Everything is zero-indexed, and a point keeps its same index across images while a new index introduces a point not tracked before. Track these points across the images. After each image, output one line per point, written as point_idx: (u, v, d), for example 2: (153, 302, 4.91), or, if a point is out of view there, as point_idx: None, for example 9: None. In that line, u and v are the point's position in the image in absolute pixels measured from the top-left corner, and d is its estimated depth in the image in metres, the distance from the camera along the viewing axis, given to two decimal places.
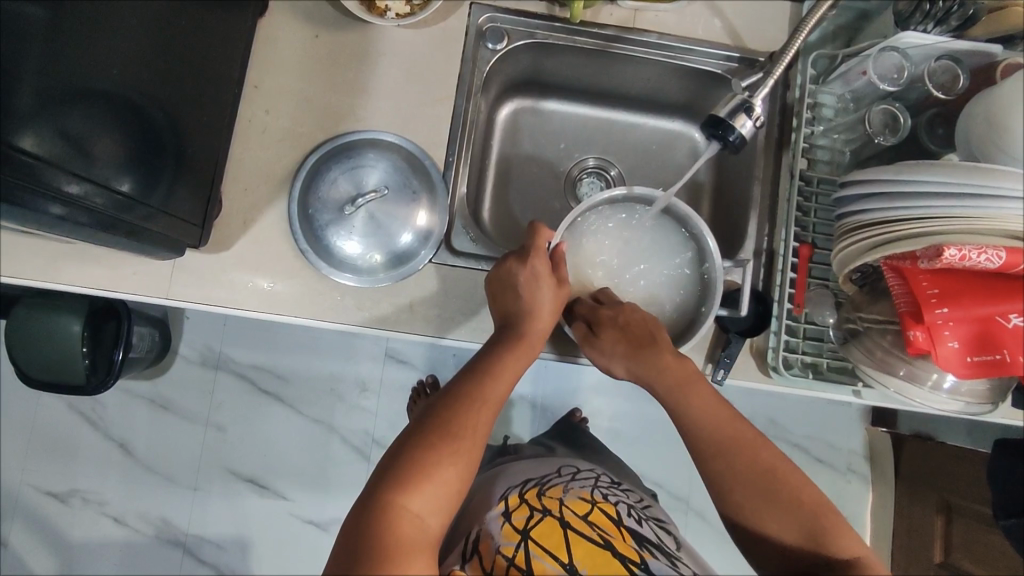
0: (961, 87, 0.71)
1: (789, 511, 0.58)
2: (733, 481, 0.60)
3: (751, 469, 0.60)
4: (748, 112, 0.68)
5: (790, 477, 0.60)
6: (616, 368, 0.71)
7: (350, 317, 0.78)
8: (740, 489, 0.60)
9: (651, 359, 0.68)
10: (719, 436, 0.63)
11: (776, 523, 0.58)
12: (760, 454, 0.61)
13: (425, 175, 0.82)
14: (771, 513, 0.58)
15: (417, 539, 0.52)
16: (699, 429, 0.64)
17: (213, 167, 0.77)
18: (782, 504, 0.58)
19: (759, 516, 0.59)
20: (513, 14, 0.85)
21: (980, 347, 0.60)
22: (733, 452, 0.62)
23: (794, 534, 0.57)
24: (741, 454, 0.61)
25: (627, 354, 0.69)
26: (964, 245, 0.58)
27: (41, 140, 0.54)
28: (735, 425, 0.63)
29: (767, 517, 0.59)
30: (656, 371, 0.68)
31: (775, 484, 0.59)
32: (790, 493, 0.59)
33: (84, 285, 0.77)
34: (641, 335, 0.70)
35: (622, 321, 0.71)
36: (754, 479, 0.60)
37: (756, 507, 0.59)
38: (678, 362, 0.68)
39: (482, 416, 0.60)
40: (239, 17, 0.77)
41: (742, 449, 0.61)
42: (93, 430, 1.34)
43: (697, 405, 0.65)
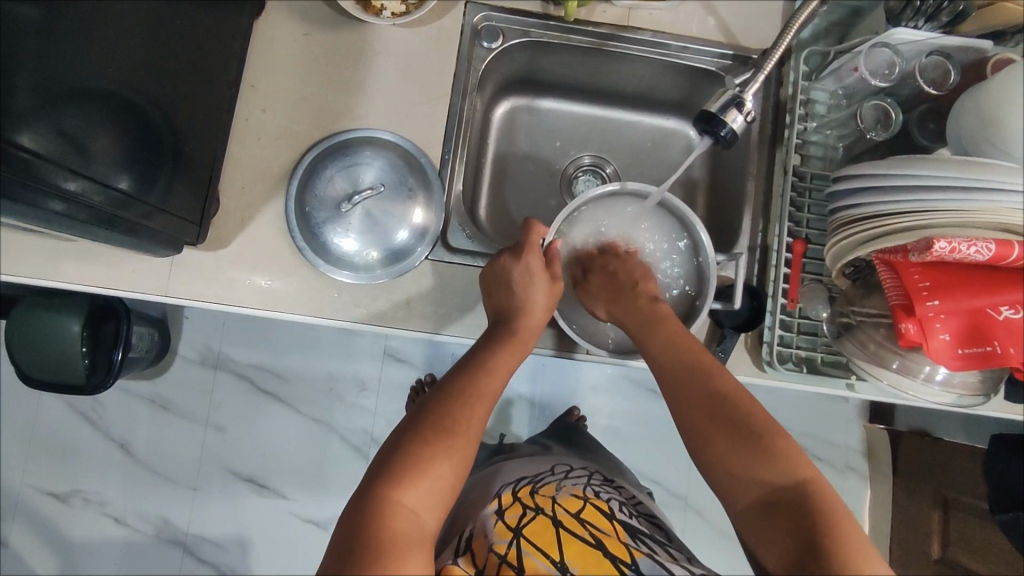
0: (951, 83, 0.72)
1: (732, 429, 0.57)
2: (682, 400, 0.61)
3: (700, 389, 0.60)
4: (739, 107, 0.68)
5: (741, 398, 0.59)
6: (599, 311, 0.77)
7: (347, 313, 0.78)
8: (689, 406, 0.60)
9: (628, 300, 0.73)
10: (677, 360, 0.64)
11: (717, 443, 0.57)
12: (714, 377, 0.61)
13: (421, 173, 0.82)
14: (712, 430, 0.57)
15: (415, 534, 0.52)
16: (659, 356, 0.66)
17: (210, 165, 0.77)
18: (727, 420, 0.57)
19: (705, 433, 0.58)
20: (508, 13, 0.85)
21: (970, 340, 0.61)
22: (685, 374, 0.62)
23: (734, 450, 0.56)
24: (693, 375, 0.62)
25: (606, 297, 0.75)
26: (954, 237, 0.59)
27: (40, 138, 0.54)
28: (693, 351, 0.64)
29: (711, 435, 0.57)
30: (629, 310, 0.72)
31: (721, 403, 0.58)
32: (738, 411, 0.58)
33: (82, 283, 0.77)
34: (625, 283, 0.75)
35: (612, 271, 0.77)
36: (701, 399, 0.60)
37: (702, 425, 0.58)
38: (650, 305, 0.71)
39: (478, 410, 0.60)
40: (236, 16, 0.78)
41: (695, 371, 0.62)
42: (92, 430, 1.34)
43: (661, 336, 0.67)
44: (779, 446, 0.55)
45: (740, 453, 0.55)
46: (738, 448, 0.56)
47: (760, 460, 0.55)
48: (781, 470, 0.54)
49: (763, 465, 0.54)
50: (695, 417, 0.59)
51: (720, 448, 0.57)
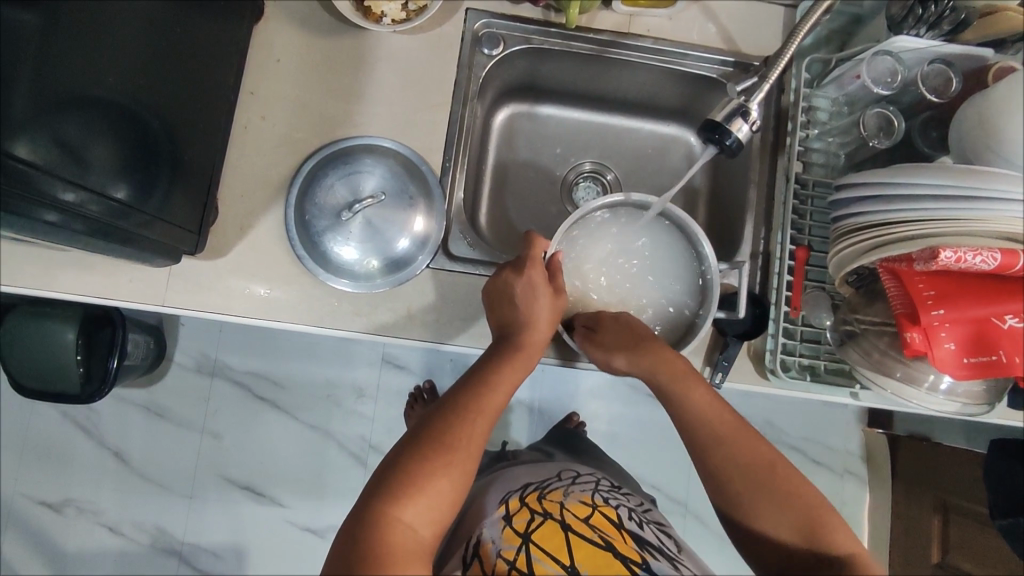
0: (954, 91, 0.72)
1: (781, 508, 0.58)
2: (727, 474, 0.60)
3: (745, 464, 0.60)
4: (744, 116, 0.68)
5: (787, 472, 0.59)
6: (615, 363, 0.69)
7: (347, 323, 0.77)
8: (736, 481, 0.60)
9: (647, 348, 0.68)
10: (717, 431, 0.62)
11: (770, 520, 0.58)
12: (757, 447, 0.61)
13: (423, 181, 0.81)
14: (765, 509, 0.58)
15: (412, 548, 0.51)
16: (696, 421, 0.64)
17: (209, 173, 0.76)
18: (777, 498, 0.58)
19: (755, 510, 0.59)
20: (509, 19, 0.85)
21: (975, 348, 0.61)
22: (727, 448, 0.61)
23: (785, 530, 0.57)
24: (737, 447, 0.61)
25: (626, 346, 0.69)
26: (960, 247, 0.58)
27: (36, 146, 0.54)
28: (731, 418, 0.63)
29: (762, 514, 0.58)
30: (652, 361, 0.67)
31: (769, 481, 0.59)
32: (785, 488, 0.58)
33: (79, 293, 0.76)
34: (642, 334, 0.70)
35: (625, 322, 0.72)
36: (749, 474, 0.60)
37: (752, 502, 0.59)
38: (676, 359, 0.67)
39: (478, 427, 0.59)
40: (235, 23, 0.77)
41: (737, 443, 0.61)
42: (87, 439, 1.32)
43: (693, 398, 0.64)
44: (826, 523, 0.57)
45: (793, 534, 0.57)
46: (790, 529, 0.57)
47: (811, 542, 0.56)
48: (830, 547, 0.55)
49: (815, 545, 0.56)
50: (741, 491, 0.60)
51: (773, 526, 0.58)
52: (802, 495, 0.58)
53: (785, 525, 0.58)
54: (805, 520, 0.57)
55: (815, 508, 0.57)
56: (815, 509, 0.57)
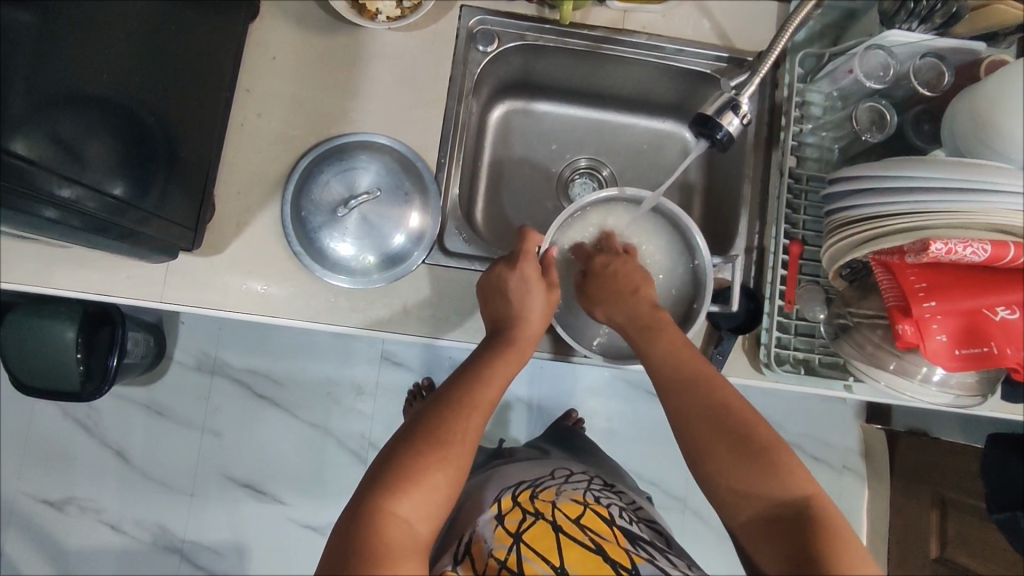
0: (946, 84, 0.72)
1: (737, 446, 0.57)
2: (686, 414, 0.60)
3: (703, 404, 0.60)
4: (734, 110, 0.69)
5: (745, 412, 0.59)
6: (596, 313, 0.75)
7: (343, 319, 0.78)
8: (694, 418, 0.60)
9: (627, 301, 0.71)
10: (681, 375, 0.63)
11: (723, 457, 0.57)
12: (717, 389, 0.61)
13: (418, 176, 0.82)
14: (720, 445, 0.57)
15: (409, 544, 0.52)
16: (662, 366, 0.64)
17: (205, 171, 0.77)
18: (733, 436, 0.57)
19: (709, 447, 0.58)
20: (503, 16, 0.85)
21: (967, 340, 0.61)
22: (691, 388, 0.61)
23: (738, 466, 0.56)
24: (698, 388, 0.61)
25: (607, 297, 0.73)
26: (950, 239, 0.59)
27: (32, 143, 0.54)
28: (697, 363, 0.64)
29: (716, 451, 0.57)
30: (629, 314, 0.70)
31: (727, 420, 0.58)
32: (743, 427, 0.58)
33: (77, 290, 0.77)
34: (627, 283, 0.73)
35: (613, 267, 0.75)
36: (706, 413, 0.59)
37: (710, 441, 0.58)
38: (651, 312, 0.69)
39: (473, 421, 0.60)
40: (230, 21, 0.77)
41: (699, 385, 0.61)
42: (88, 437, 1.33)
43: (662, 345, 0.66)
44: (783, 462, 0.56)
45: (748, 471, 0.56)
46: (744, 466, 0.56)
47: (767, 478, 0.55)
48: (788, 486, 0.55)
49: (774, 484, 0.55)
50: (699, 430, 0.59)
51: (726, 464, 0.57)
52: (762, 434, 0.57)
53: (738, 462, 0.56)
54: (762, 457, 0.56)
55: (771, 447, 0.57)
56: (772, 447, 0.57)
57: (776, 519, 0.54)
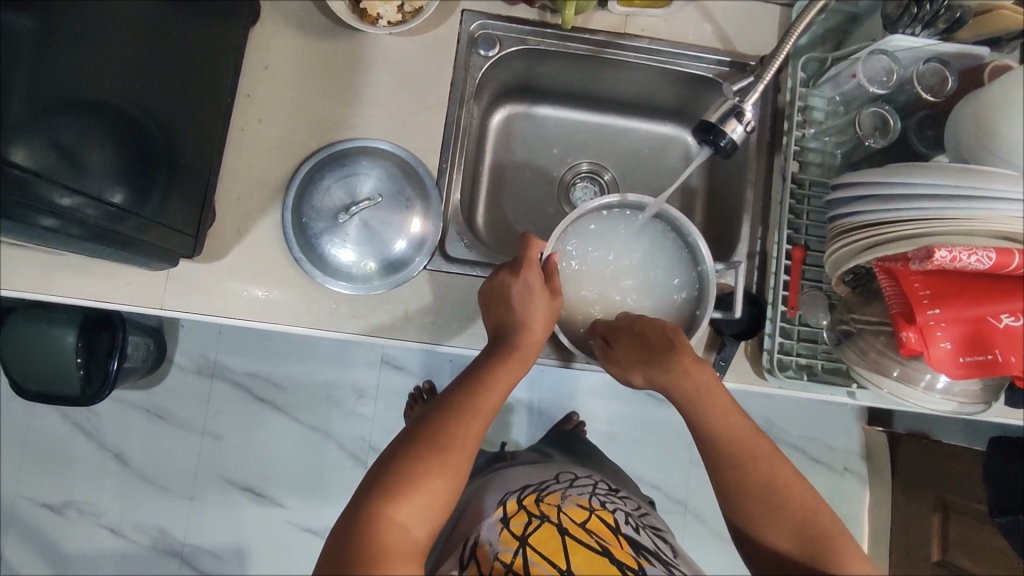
0: (949, 89, 0.72)
1: (791, 532, 0.57)
2: (738, 496, 0.59)
3: (739, 459, 0.61)
4: (738, 116, 0.68)
5: (801, 495, 0.58)
6: (634, 377, 0.70)
7: (344, 325, 0.78)
8: (748, 500, 0.59)
9: (665, 363, 0.66)
10: (734, 449, 0.61)
11: (779, 543, 0.57)
12: (770, 467, 0.60)
13: (419, 182, 0.81)
14: (775, 531, 0.57)
15: (405, 549, 0.52)
16: (712, 438, 0.62)
17: (206, 177, 0.77)
18: (788, 520, 0.57)
19: (764, 530, 0.58)
20: (504, 21, 0.85)
21: (971, 347, 0.61)
22: (743, 466, 0.60)
23: (796, 555, 0.56)
24: (749, 466, 0.60)
25: (642, 360, 0.68)
26: (954, 246, 0.59)
27: (33, 151, 0.54)
28: (750, 436, 0.62)
29: (771, 535, 0.57)
30: (668, 375, 0.66)
31: (762, 473, 0.59)
32: (799, 511, 0.57)
33: (77, 296, 0.76)
34: (657, 342, 0.68)
35: (640, 328, 0.70)
36: (762, 497, 0.58)
37: (749, 501, 0.59)
38: (696, 367, 0.65)
39: (473, 428, 0.59)
40: (231, 26, 0.77)
41: (752, 463, 0.60)
42: (87, 441, 1.33)
43: (710, 414, 0.63)
44: (841, 549, 0.55)
45: (804, 558, 0.56)
46: (801, 554, 0.56)
47: (823, 566, 0.55)
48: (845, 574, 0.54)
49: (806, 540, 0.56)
50: (742, 496, 0.59)
51: (783, 549, 0.57)
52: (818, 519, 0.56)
53: (794, 549, 0.56)
54: (819, 544, 0.55)
55: (829, 533, 0.56)
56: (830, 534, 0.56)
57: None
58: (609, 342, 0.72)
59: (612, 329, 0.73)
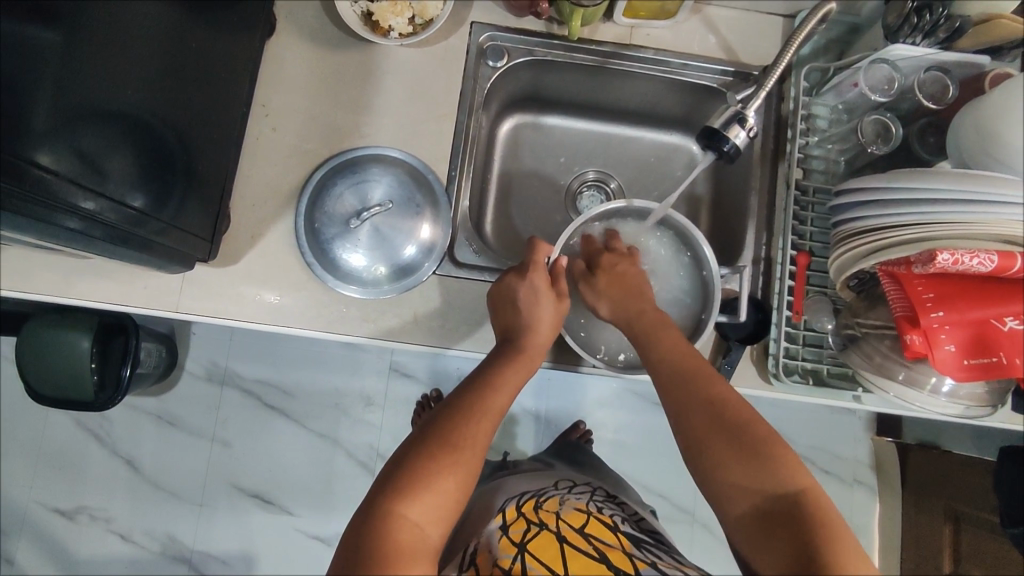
0: (951, 97, 0.72)
1: (733, 440, 0.57)
2: (687, 411, 0.60)
3: (698, 399, 0.61)
4: (742, 122, 0.70)
5: (745, 410, 0.59)
6: (600, 308, 0.75)
7: (355, 328, 0.79)
8: (695, 414, 0.60)
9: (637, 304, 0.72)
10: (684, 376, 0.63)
11: (721, 451, 0.57)
12: (716, 386, 0.61)
13: (429, 189, 0.83)
14: (715, 440, 0.57)
15: (419, 548, 0.53)
16: (663, 365, 0.65)
17: (222, 183, 0.79)
18: (730, 429, 0.58)
19: (704, 441, 0.58)
20: (513, 33, 0.87)
21: (976, 351, 0.61)
22: (687, 386, 0.62)
23: (735, 462, 0.56)
24: (697, 383, 0.62)
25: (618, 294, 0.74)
26: (956, 250, 0.59)
27: (58, 157, 0.56)
28: (696, 362, 0.64)
29: (713, 444, 0.57)
30: (635, 313, 0.71)
31: (722, 411, 0.59)
32: (743, 422, 0.58)
33: (95, 300, 0.78)
34: (637, 287, 0.74)
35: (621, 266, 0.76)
36: (705, 411, 0.59)
37: (701, 434, 0.59)
38: (655, 315, 0.71)
39: (483, 428, 0.60)
40: (248, 38, 0.80)
41: (697, 384, 0.62)
42: (99, 447, 1.34)
43: (666, 347, 0.66)
44: (780, 457, 0.55)
45: (742, 467, 0.56)
46: (740, 463, 0.56)
47: (762, 473, 0.55)
48: (783, 480, 0.54)
49: (763, 476, 0.55)
50: (697, 424, 0.59)
51: (722, 456, 0.57)
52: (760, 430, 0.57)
53: (733, 454, 0.56)
54: (762, 454, 0.55)
55: (771, 445, 0.56)
56: (772, 445, 0.56)
57: (763, 516, 0.54)
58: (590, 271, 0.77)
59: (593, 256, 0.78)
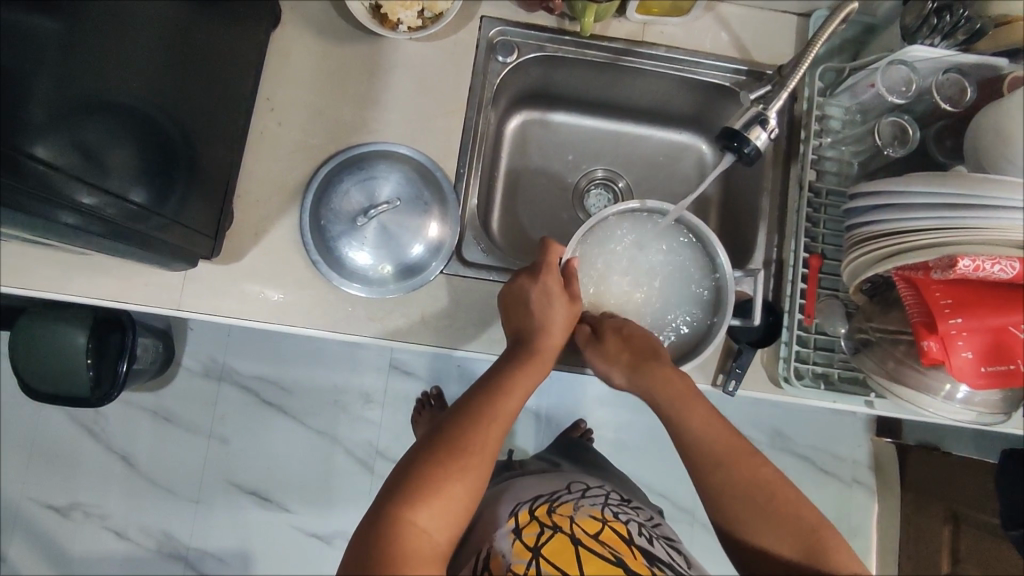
0: (969, 100, 0.71)
1: (783, 527, 0.58)
2: (727, 495, 0.60)
3: (740, 484, 0.60)
4: (763, 124, 0.69)
5: (791, 496, 0.59)
6: (615, 377, 0.71)
7: (361, 328, 0.78)
8: (735, 497, 0.60)
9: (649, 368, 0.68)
10: (720, 455, 0.62)
11: (772, 539, 0.58)
12: (759, 469, 0.61)
13: (437, 186, 0.82)
14: (761, 525, 0.59)
15: (427, 554, 0.51)
16: (694, 440, 0.64)
17: (226, 179, 0.77)
18: (778, 517, 0.58)
19: (751, 526, 0.59)
20: (523, 28, 0.85)
21: (993, 358, 0.61)
22: (722, 468, 0.61)
23: (791, 552, 0.57)
24: (732, 464, 0.61)
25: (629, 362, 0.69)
26: (978, 255, 0.58)
27: (55, 150, 0.54)
28: (727, 435, 0.63)
29: (763, 534, 0.58)
30: (652, 382, 0.67)
31: (767, 499, 0.59)
32: (789, 509, 0.59)
33: (93, 296, 0.77)
34: (648, 349, 0.70)
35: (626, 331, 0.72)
36: (749, 495, 0.60)
37: (743, 518, 0.59)
38: (679, 379, 0.67)
39: (493, 433, 0.59)
40: (253, 29, 0.78)
41: (736, 463, 0.61)
42: (94, 442, 1.32)
43: (694, 421, 0.64)
44: (833, 547, 0.57)
45: (797, 555, 0.57)
46: (794, 551, 0.57)
47: (822, 565, 0.56)
48: (839, 571, 0.56)
49: (821, 566, 0.56)
50: (739, 512, 0.60)
51: (774, 544, 0.58)
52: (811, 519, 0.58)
53: (786, 543, 0.58)
54: (817, 545, 0.57)
55: (823, 533, 0.57)
56: (823, 534, 0.58)
57: None
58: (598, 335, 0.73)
59: (600, 322, 0.74)
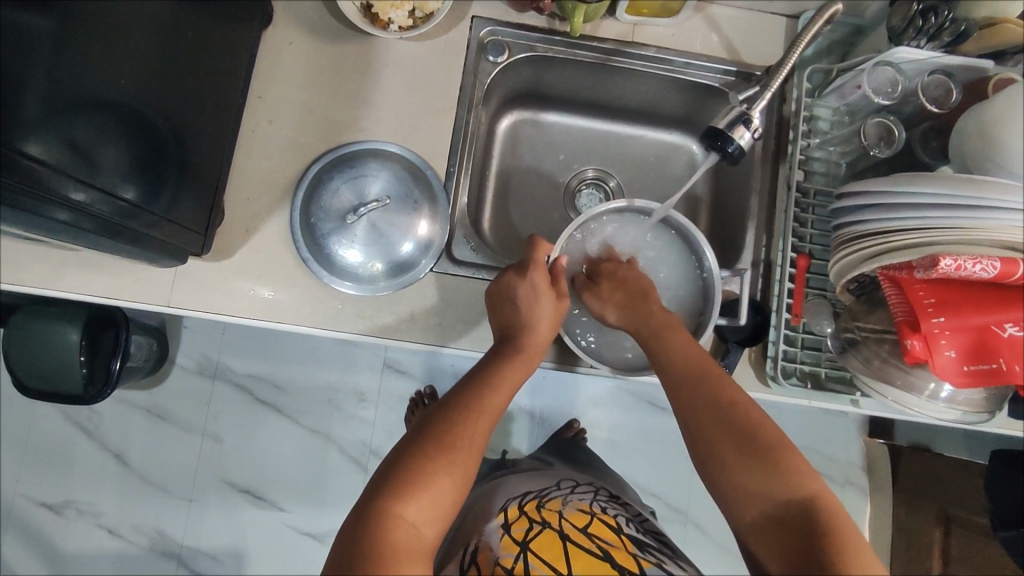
0: (954, 101, 0.72)
1: (733, 437, 0.58)
2: (692, 410, 0.61)
3: (703, 397, 0.61)
4: (746, 123, 0.69)
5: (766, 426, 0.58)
6: (609, 317, 0.75)
7: (350, 325, 0.78)
8: (708, 422, 0.60)
9: (641, 305, 0.72)
10: (700, 388, 0.62)
11: (727, 453, 0.58)
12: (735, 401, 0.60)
13: (427, 184, 0.82)
14: (727, 445, 0.58)
15: (415, 548, 0.52)
16: (672, 367, 0.65)
17: (216, 177, 0.77)
18: (732, 428, 0.59)
19: (716, 441, 0.59)
20: (513, 28, 0.86)
21: (975, 356, 0.61)
22: (698, 386, 0.62)
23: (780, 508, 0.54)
24: (709, 388, 0.62)
25: (620, 300, 0.74)
26: (960, 255, 0.58)
27: (48, 147, 0.54)
28: (705, 364, 0.64)
29: (721, 450, 0.58)
30: (642, 316, 0.71)
31: (725, 410, 0.60)
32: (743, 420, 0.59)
33: (83, 292, 0.77)
34: (639, 288, 0.74)
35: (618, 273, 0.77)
36: (716, 414, 0.60)
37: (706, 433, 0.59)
38: (664, 314, 0.71)
39: (480, 426, 0.60)
40: (245, 28, 0.78)
41: (703, 381, 0.63)
42: (87, 440, 1.33)
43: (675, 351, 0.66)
44: (792, 467, 0.56)
45: (757, 474, 0.56)
46: (752, 470, 0.56)
47: (773, 478, 0.55)
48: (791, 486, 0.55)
49: (769, 482, 0.55)
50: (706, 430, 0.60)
51: (730, 462, 0.57)
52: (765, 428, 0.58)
53: (758, 472, 0.56)
54: (774, 462, 0.56)
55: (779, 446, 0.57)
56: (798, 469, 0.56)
57: (781, 517, 0.54)
58: (594, 280, 0.78)
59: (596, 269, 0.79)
